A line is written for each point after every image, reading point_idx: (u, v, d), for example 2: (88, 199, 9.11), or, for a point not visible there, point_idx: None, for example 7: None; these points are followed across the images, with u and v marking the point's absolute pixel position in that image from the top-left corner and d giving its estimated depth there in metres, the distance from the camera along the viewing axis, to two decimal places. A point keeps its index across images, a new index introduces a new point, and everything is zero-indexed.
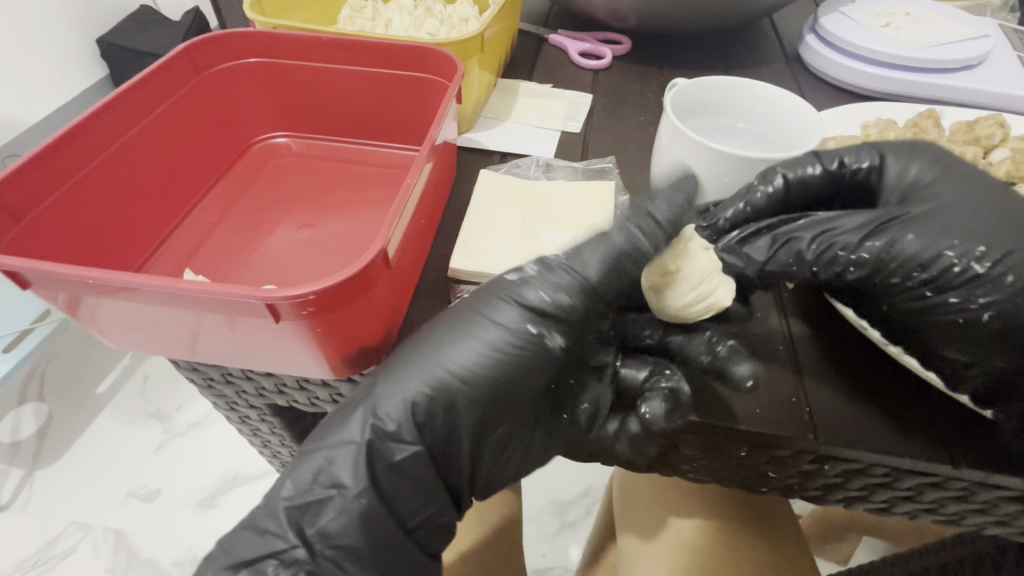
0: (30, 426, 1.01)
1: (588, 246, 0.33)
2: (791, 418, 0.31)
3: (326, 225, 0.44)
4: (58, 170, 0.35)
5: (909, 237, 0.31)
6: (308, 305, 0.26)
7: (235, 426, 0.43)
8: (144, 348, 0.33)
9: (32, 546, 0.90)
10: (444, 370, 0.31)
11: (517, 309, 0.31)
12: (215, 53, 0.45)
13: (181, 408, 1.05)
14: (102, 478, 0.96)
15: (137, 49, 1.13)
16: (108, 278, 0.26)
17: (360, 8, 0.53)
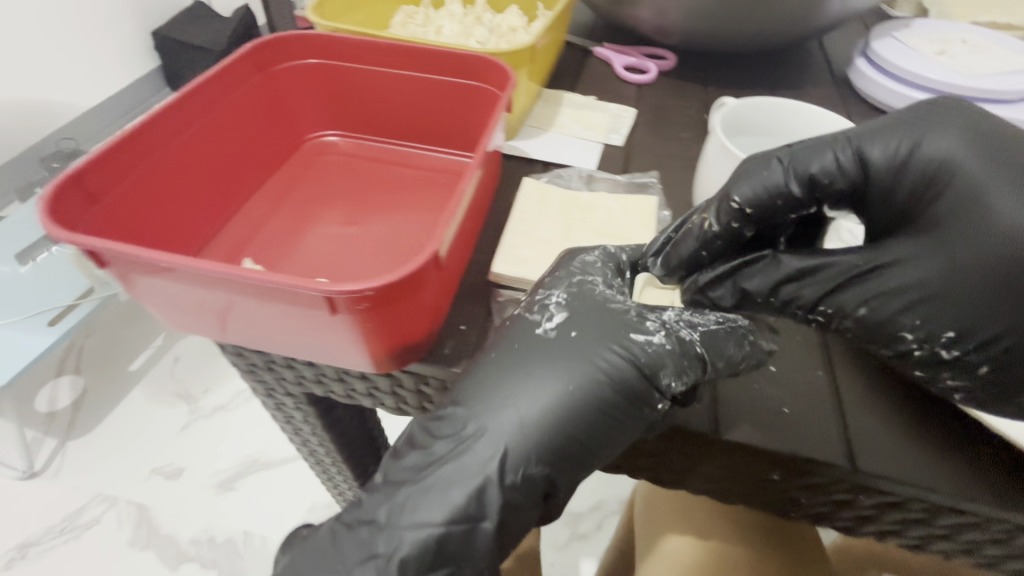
0: (66, 398, 1.06)
1: (728, 333, 0.34)
2: (827, 442, 0.31)
3: (371, 222, 0.45)
4: (128, 158, 0.37)
5: (876, 292, 0.31)
6: (362, 301, 0.27)
7: (271, 412, 0.44)
8: (196, 331, 0.35)
9: (61, 514, 0.94)
10: (525, 414, 0.30)
11: (626, 373, 0.31)
12: (279, 54, 0.47)
13: (207, 391, 1.09)
14: (129, 453, 1.00)
15: (187, 43, 1.18)
16: (177, 264, 0.28)
17: (413, 14, 0.55)
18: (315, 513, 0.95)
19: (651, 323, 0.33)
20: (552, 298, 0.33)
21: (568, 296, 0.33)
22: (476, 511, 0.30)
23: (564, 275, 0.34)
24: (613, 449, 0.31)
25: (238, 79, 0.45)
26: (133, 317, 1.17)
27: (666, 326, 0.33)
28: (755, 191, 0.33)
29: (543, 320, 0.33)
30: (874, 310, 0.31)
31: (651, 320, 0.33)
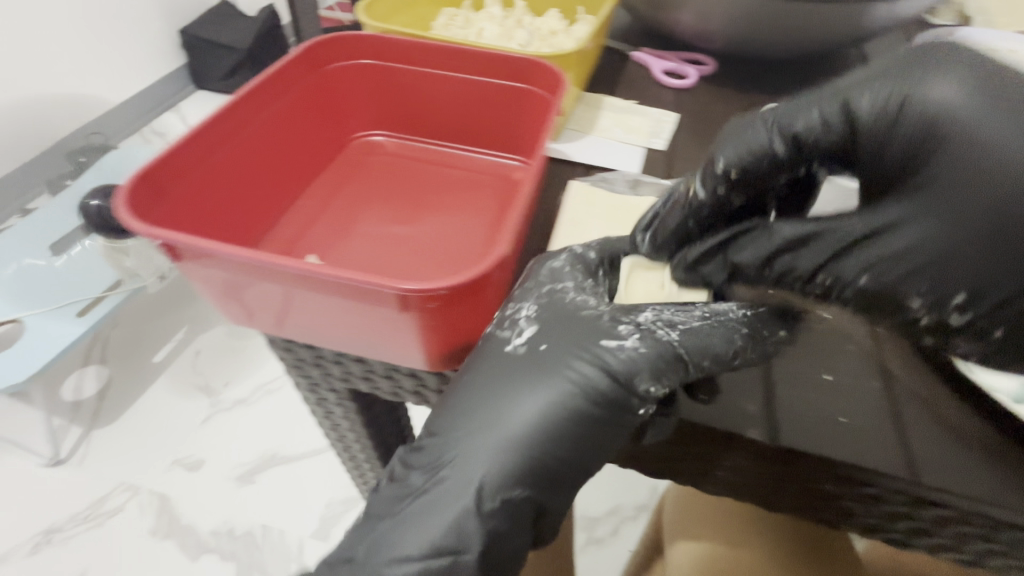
0: (91, 387, 1.08)
1: (708, 330, 0.34)
2: (885, 453, 0.31)
3: (419, 223, 0.46)
4: (193, 155, 0.39)
5: (872, 259, 0.32)
6: (432, 300, 0.29)
7: (311, 408, 0.45)
8: (254, 327, 0.36)
9: (85, 501, 0.95)
10: (506, 428, 0.31)
11: (602, 379, 0.32)
12: (331, 54, 0.48)
13: (228, 384, 1.10)
14: (152, 444, 1.01)
15: (213, 42, 1.31)
16: (256, 259, 0.29)
17: (455, 15, 0.55)
18: (333, 508, 0.96)
19: (624, 327, 0.33)
20: (522, 313, 0.35)
21: (537, 308, 0.35)
22: (455, 544, 0.31)
23: (535, 288, 0.36)
24: (605, 456, 0.32)
25: (293, 78, 0.46)
26: (156, 311, 1.18)
27: (640, 328, 0.34)
28: (738, 160, 0.35)
29: (513, 336, 0.33)
30: (870, 275, 0.33)
31: (623, 325, 0.34)
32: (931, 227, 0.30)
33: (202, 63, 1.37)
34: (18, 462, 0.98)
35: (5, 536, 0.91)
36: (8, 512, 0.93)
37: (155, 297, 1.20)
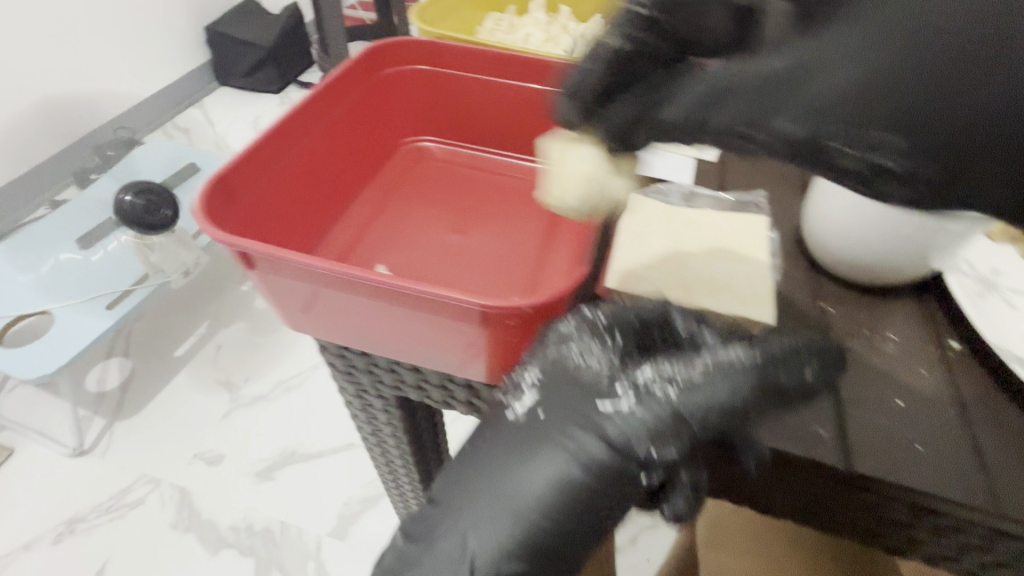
0: (115, 378, 1.09)
1: (712, 382, 0.32)
2: (961, 483, 0.31)
3: (475, 234, 0.46)
4: (264, 162, 0.41)
5: (805, 104, 0.27)
6: (510, 317, 0.33)
7: (354, 413, 0.46)
8: (321, 333, 0.39)
9: (107, 493, 0.96)
10: (506, 499, 0.33)
11: (597, 450, 0.32)
12: (391, 60, 0.49)
13: (248, 379, 1.10)
14: (174, 438, 1.02)
15: (238, 39, 1.38)
16: (342, 270, 0.32)
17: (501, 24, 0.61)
18: (351, 508, 0.95)
19: (619, 389, 0.33)
20: (524, 378, 0.35)
21: (539, 374, 0.34)
22: None
23: (540, 347, 0.35)
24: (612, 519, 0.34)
25: (354, 83, 0.47)
26: (179, 307, 1.19)
27: (636, 388, 0.33)
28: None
29: (514, 403, 0.35)
30: (805, 121, 0.27)
31: (620, 385, 0.33)
32: (887, 70, 0.25)
33: (227, 59, 1.43)
34: (43, 452, 0.99)
35: (30, 525, 0.92)
36: (33, 501, 0.94)
37: (179, 293, 1.21)
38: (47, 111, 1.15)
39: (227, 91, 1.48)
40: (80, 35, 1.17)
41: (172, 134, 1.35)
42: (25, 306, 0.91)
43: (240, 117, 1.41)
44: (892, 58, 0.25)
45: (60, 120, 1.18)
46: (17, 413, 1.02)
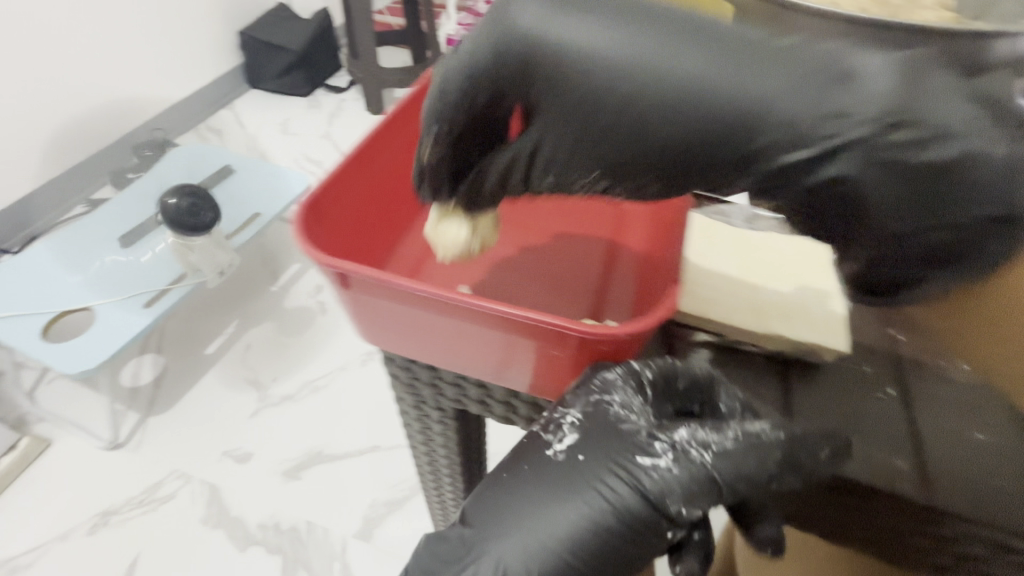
0: (149, 374, 1.10)
1: (742, 452, 0.35)
2: (1013, 518, 0.35)
3: (544, 255, 0.52)
4: (346, 180, 0.44)
5: (541, 158, 0.36)
6: (607, 343, 0.34)
7: (407, 422, 0.49)
8: (397, 348, 0.40)
9: (139, 487, 0.96)
10: (537, 540, 0.34)
11: (636, 501, 0.34)
12: None
13: (276, 379, 1.10)
14: (204, 436, 1.02)
15: (271, 43, 1.41)
16: (432, 293, 0.34)
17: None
18: (376, 510, 0.95)
19: (659, 445, 0.35)
20: (567, 418, 0.36)
21: (581, 416, 0.36)
22: None
23: (582, 391, 0.36)
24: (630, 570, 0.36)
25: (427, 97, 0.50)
26: (211, 306, 1.20)
27: (676, 447, 0.35)
28: (451, 99, 0.35)
29: (554, 441, 0.36)
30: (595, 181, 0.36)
31: (659, 441, 0.35)
32: (651, 136, 0.33)
33: (259, 63, 1.46)
34: (79, 443, 1.00)
35: (62, 517, 0.92)
36: (65, 493, 0.95)
37: (212, 294, 1.22)
38: (88, 111, 1.19)
39: (258, 94, 1.51)
40: (122, 38, 1.21)
41: (205, 135, 1.39)
42: (70, 300, 0.94)
43: (271, 120, 1.44)
44: (652, 132, 0.33)
45: (101, 121, 1.22)
46: (55, 405, 1.03)
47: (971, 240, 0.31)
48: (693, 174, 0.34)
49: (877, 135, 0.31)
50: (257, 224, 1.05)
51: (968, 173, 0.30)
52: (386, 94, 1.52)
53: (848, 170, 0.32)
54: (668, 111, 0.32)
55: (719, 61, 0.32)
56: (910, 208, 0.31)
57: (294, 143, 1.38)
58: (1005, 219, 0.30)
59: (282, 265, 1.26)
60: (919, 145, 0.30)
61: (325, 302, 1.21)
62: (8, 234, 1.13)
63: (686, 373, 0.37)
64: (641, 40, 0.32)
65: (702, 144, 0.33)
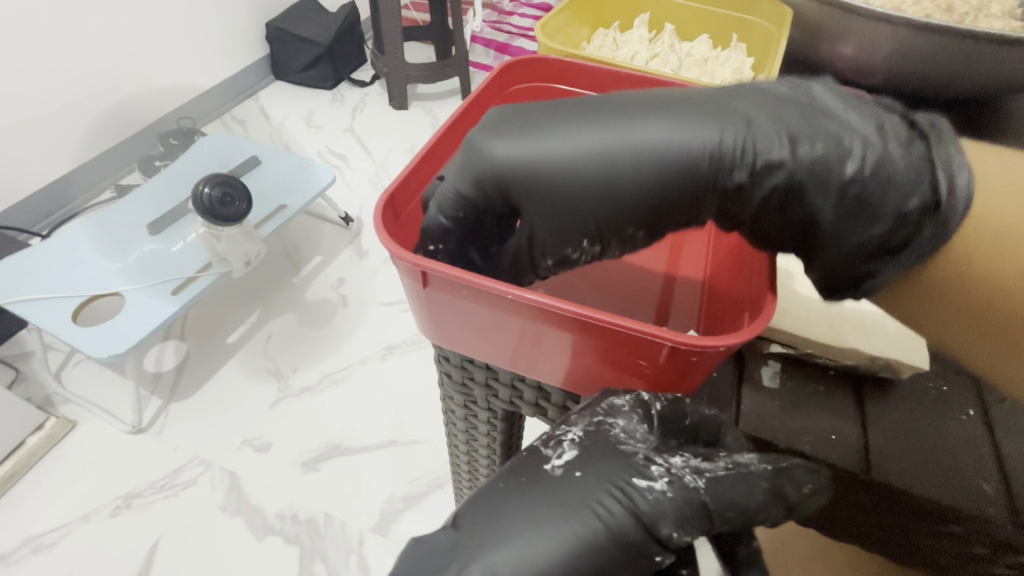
0: (171, 361, 1.10)
1: (730, 482, 0.39)
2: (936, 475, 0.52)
3: (608, 277, 0.55)
4: (422, 171, 0.47)
5: (537, 236, 0.42)
6: (698, 356, 0.35)
7: (454, 419, 0.55)
8: (464, 346, 0.43)
9: (162, 470, 0.97)
10: (532, 553, 0.35)
11: (631, 521, 0.36)
12: (516, 78, 0.56)
13: (296, 370, 1.10)
14: (224, 424, 1.02)
15: (299, 35, 1.41)
16: (503, 292, 0.36)
17: (603, 43, 0.92)
18: (393, 505, 0.95)
19: (655, 469, 0.38)
20: (568, 435, 0.38)
21: (583, 434, 0.38)
22: None
23: (588, 412, 0.39)
24: None
25: (490, 95, 0.54)
26: (234, 296, 1.20)
27: (670, 473, 0.38)
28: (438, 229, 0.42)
29: (553, 456, 0.38)
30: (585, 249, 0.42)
31: (656, 466, 0.38)
32: (621, 208, 0.40)
33: (285, 55, 1.46)
34: (103, 427, 1.01)
35: (84, 499, 0.93)
36: (87, 476, 0.95)
37: (239, 284, 1.22)
38: (119, 99, 1.20)
39: (284, 86, 1.52)
40: (154, 27, 1.21)
41: (231, 126, 1.40)
42: (99, 286, 0.95)
43: (296, 111, 1.45)
44: (621, 203, 0.40)
45: (131, 110, 1.24)
46: (82, 388, 1.05)
47: (912, 227, 0.36)
48: (667, 216, 0.41)
49: (815, 177, 0.39)
50: (284, 215, 1.06)
51: (884, 173, 0.37)
52: (410, 89, 1.53)
53: (786, 176, 0.39)
54: (622, 164, 0.40)
55: (643, 124, 0.40)
56: (849, 215, 0.38)
57: (319, 136, 1.39)
58: (932, 204, 0.36)
59: (304, 257, 1.26)
60: (833, 156, 0.38)
61: (346, 295, 1.20)
62: (38, 217, 1.14)
63: (693, 412, 0.40)
64: (576, 149, 0.40)
65: (665, 188, 0.40)
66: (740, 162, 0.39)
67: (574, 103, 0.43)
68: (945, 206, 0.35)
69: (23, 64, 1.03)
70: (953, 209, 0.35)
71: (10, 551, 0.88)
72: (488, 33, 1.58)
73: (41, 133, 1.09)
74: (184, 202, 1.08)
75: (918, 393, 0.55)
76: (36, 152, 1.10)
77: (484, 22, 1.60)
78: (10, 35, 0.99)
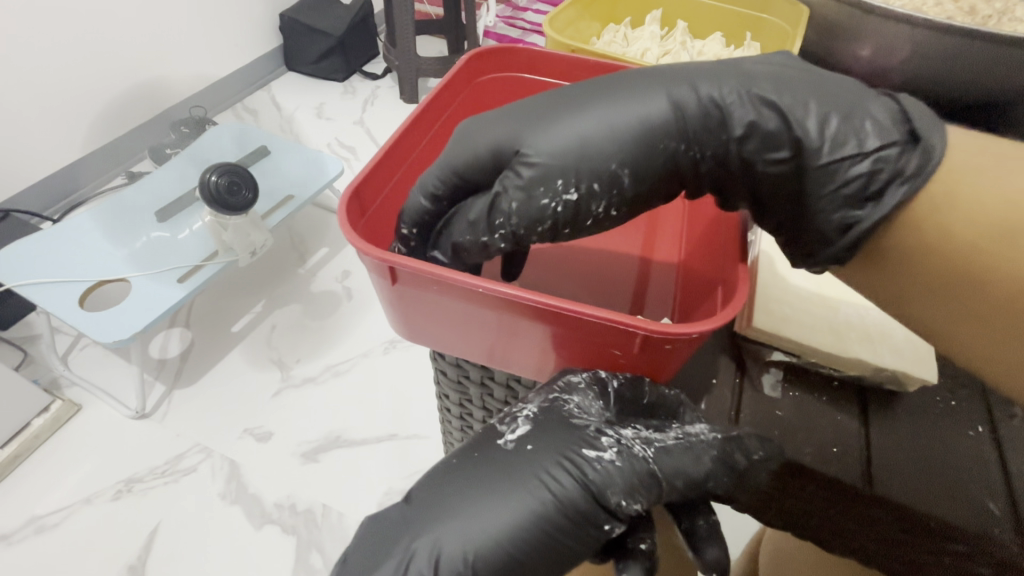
0: (176, 348, 1.11)
1: (679, 453, 0.43)
2: (929, 484, 0.48)
3: (595, 270, 0.65)
4: (405, 147, 0.58)
5: (526, 178, 0.47)
6: (671, 342, 0.39)
7: (452, 419, 0.58)
8: (446, 347, 0.49)
9: (163, 456, 0.98)
10: (486, 519, 0.40)
11: (578, 487, 0.41)
12: (485, 67, 0.67)
13: (300, 361, 1.10)
14: (228, 412, 1.03)
15: (312, 26, 1.40)
16: (460, 281, 0.41)
17: (613, 39, 0.91)
18: (391, 499, 0.95)
19: (605, 440, 0.42)
20: (522, 413, 0.44)
21: (537, 410, 0.43)
22: None
23: (545, 389, 0.44)
24: (570, 556, 0.41)
25: (460, 83, 0.66)
26: (240, 286, 1.20)
27: (620, 443, 0.43)
28: (428, 192, 0.52)
29: (508, 432, 0.43)
30: (562, 198, 0.46)
31: (606, 437, 0.43)
32: (601, 152, 0.46)
33: (298, 46, 1.46)
34: (108, 411, 1.02)
35: (85, 483, 0.94)
36: (90, 459, 0.96)
37: (244, 272, 1.22)
38: (132, 87, 1.21)
39: (296, 77, 1.52)
40: (167, 15, 1.21)
41: (242, 116, 1.40)
42: (107, 272, 0.95)
43: (307, 103, 1.45)
44: (601, 149, 0.46)
45: (143, 98, 1.24)
46: (87, 372, 1.05)
47: (886, 165, 0.41)
48: (655, 156, 0.46)
49: (775, 127, 0.45)
50: (291, 206, 1.06)
51: (843, 118, 0.43)
52: (422, 82, 1.52)
53: (755, 116, 0.45)
54: (625, 106, 0.47)
55: (647, 79, 0.48)
56: (830, 147, 0.43)
57: (328, 128, 1.39)
58: (909, 142, 0.41)
59: (310, 248, 1.26)
60: (796, 106, 0.44)
61: (351, 288, 1.20)
62: (49, 201, 1.15)
63: (651, 393, 0.44)
64: (567, 111, 0.48)
65: (652, 125, 0.46)
66: (729, 104, 0.46)
67: (571, 86, 0.51)
68: (921, 138, 0.40)
69: (36, 48, 1.03)
70: (930, 139, 0.40)
71: (12, 532, 0.89)
72: (501, 28, 1.57)
73: (53, 118, 1.10)
74: (192, 190, 1.08)
75: (925, 407, 0.52)
76: (48, 137, 1.11)
77: (497, 17, 1.59)
78: (24, 19, 1.00)
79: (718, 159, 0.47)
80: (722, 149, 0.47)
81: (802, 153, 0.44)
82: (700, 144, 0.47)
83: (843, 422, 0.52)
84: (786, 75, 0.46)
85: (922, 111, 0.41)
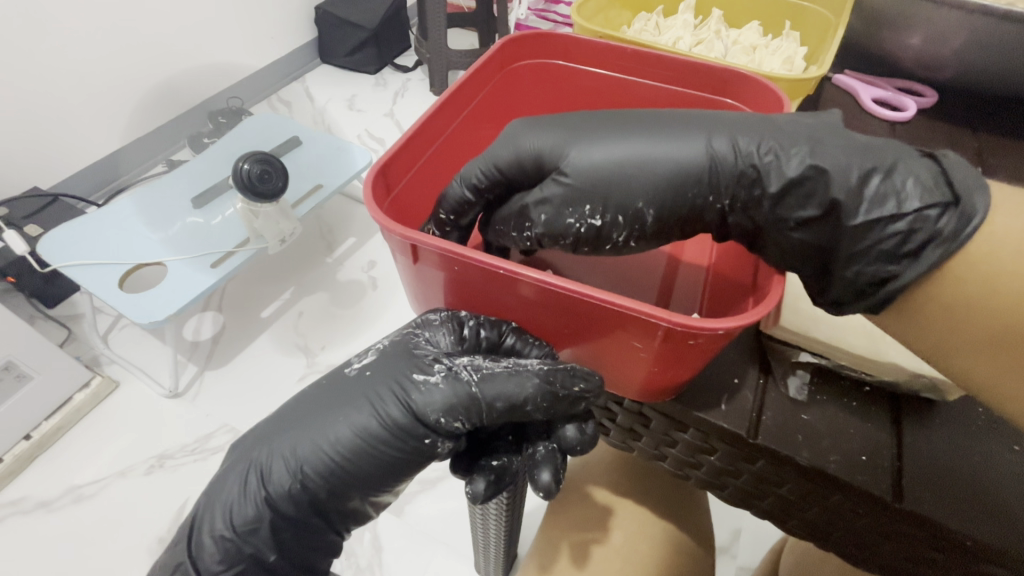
0: (208, 330, 1.14)
1: (501, 376, 0.45)
2: (961, 495, 0.42)
3: (619, 268, 0.65)
4: (434, 131, 0.59)
5: (557, 193, 0.47)
6: (692, 339, 0.39)
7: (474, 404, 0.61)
8: None
9: (194, 435, 1.01)
10: (318, 433, 0.46)
11: (402, 409, 0.45)
12: (516, 55, 0.68)
13: (325, 348, 1.12)
14: (255, 395, 1.05)
15: (345, 18, 1.42)
16: (465, 256, 0.42)
17: (644, 28, 0.89)
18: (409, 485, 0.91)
19: (437, 367, 0.46)
20: (375, 346, 0.50)
21: (388, 344, 0.49)
22: (256, 513, 0.45)
23: (410, 326, 0.50)
24: (401, 466, 0.46)
25: (492, 69, 0.66)
26: (269, 273, 1.22)
27: (449, 370, 0.46)
28: (470, 181, 0.52)
29: (355, 361, 0.49)
30: (593, 215, 0.47)
31: (439, 365, 0.46)
32: (634, 180, 0.47)
33: (332, 38, 1.48)
34: (143, 389, 1.06)
35: (122, 456, 0.98)
36: (127, 434, 1.01)
37: (273, 260, 1.25)
38: (172, 77, 1.25)
39: (329, 70, 1.54)
40: (208, 7, 1.24)
41: (276, 107, 1.43)
42: (144, 255, 0.99)
43: (339, 95, 1.47)
44: (631, 181, 0.47)
45: (183, 89, 1.28)
46: (125, 350, 1.10)
47: (924, 230, 0.41)
48: (682, 198, 0.47)
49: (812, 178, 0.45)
50: (319, 197, 1.07)
51: (886, 184, 0.43)
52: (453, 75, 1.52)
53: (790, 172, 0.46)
54: (654, 141, 0.48)
55: (684, 122, 0.50)
56: (868, 205, 0.43)
57: (359, 120, 1.40)
58: (949, 205, 0.42)
59: (338, 239, 1.28)
60: (839, 163, 0.44)
61: (376, 278, 1.22)
62: (95, 187, 1.21)
63: (516, 343, 0.49)
64: (604, 131, 0.49)
65: (683, 156, 0.47)
66: (768, 155, 0.46)
67: (611, 113, 0.52)
68: (964, 205, 0.41)
69: (85, 40, 1.07)
70: (973, 213, 0.40)
71: (53, 499, 0.94)
72: (534, 21, 1.55)
73: (100, 107, 1.15)
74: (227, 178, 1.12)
75: (966, 419, 0.47)
76: (95, 126, 1.16)
77: (530, 10, 1.56)
78: (73, 12, 1.04)
79: (747, 201, 0.48)
80: (752, 191, 0.47)
81: (836, 215, 0.44)
82: (730, 196, 0.48)
83: (871, 430, 0.46)
84: (828, 134, 0.47)
85: (966, 174, 0.42)
